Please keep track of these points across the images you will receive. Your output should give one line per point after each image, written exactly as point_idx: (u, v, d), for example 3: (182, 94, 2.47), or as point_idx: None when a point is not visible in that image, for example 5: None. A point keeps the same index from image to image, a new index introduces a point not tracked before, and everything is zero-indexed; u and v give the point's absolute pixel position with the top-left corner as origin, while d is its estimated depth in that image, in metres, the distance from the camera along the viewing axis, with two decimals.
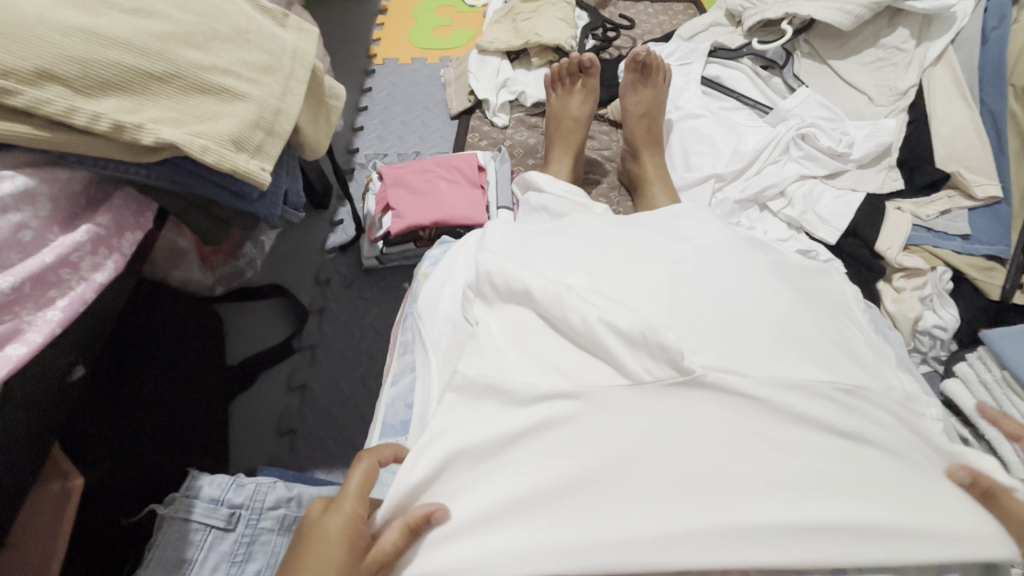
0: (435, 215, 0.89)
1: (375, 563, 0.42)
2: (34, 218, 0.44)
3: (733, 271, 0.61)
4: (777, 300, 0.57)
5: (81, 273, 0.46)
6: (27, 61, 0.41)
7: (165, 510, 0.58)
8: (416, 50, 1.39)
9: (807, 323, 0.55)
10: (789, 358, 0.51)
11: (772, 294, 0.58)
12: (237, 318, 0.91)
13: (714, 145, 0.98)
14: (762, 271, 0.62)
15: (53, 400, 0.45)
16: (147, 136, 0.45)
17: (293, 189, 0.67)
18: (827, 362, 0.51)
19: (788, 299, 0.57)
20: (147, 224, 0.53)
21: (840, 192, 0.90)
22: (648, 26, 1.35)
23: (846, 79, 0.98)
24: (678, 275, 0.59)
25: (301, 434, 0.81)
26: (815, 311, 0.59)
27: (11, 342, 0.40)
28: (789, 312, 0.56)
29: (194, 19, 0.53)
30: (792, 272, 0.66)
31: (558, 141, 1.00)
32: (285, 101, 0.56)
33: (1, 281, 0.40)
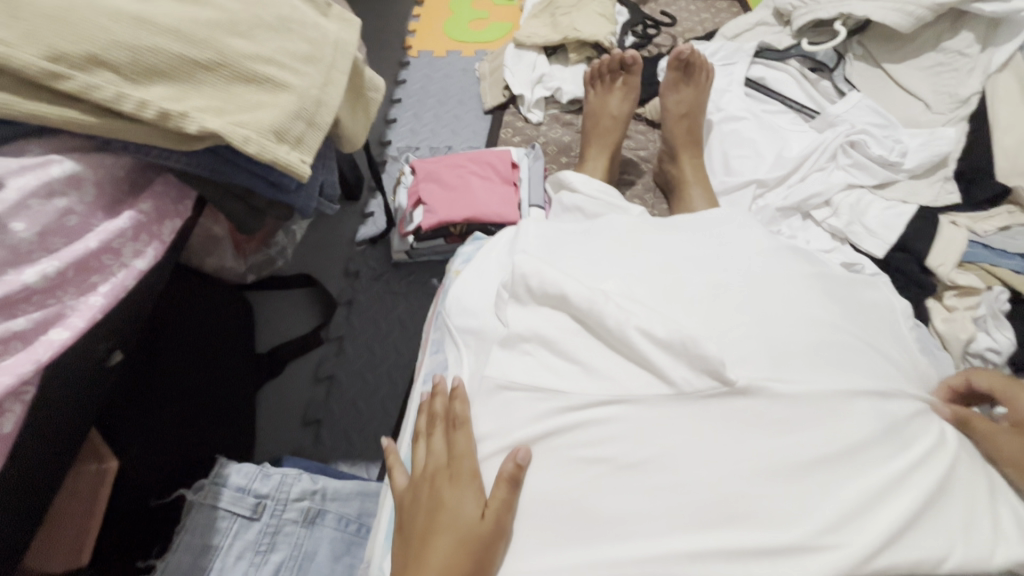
0: (467, 211, 0.88)
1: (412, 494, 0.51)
2: (80, 203, 0.44)
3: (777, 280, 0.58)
4: (826, 316, 0.54)
5: (122, 260, 0.46)
6: (78, 46, 0.41)
7: (194, 496, 0.58)
8: (451, 43, 1.38)
9: (856, 342, 0.53)
10: (838, 378, 0.48)
11: (820, 307, 0.55)
12: (267, 306, 0.92)
13: (757, 149, 0.95)
14: (808, 282, 0.60)
15: (92, 382, 0.46)
16: (191, 124, 0.45)
17: (329, 181, 0.67)
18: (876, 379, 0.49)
19: (833, 314, 0.55)
20: (186, 211, 0.53)
21: (889, 203, 0.85)
22: (689, 23, 1.32)
23: (901, 84, 0.94)
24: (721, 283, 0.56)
25: (326, 426, 0.81)
26: (864, 329, 0.57)
27: (53, 327, 0.41)
28: (836, 327, 0.53)
29: (240, 7, 0.52)
30: (840, 286, 0.63)
31: (594, 139, 0.98)
32: (326, 91, 0.56)
33: (46, 266, 0.40)
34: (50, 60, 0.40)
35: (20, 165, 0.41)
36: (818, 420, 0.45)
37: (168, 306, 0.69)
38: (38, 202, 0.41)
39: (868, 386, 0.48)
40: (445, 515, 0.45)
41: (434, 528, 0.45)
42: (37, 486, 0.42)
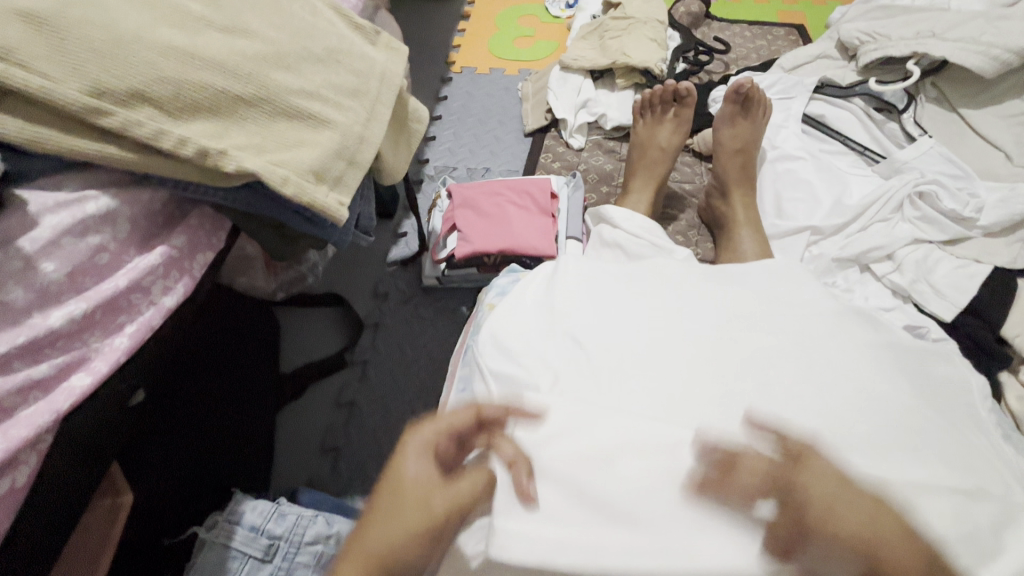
0: (503, 242, 0.86)
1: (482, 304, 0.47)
2: (113, 240, 0.43)
3: (840, 355, 0.55)
4: (893, 398, 0.51)
5: (151, 298, 0.45)
6: (122, 81, 0.40)
7: (207, 534, 0.57)
8: (495, 60, 1.36)
9: (925, 427, 0.50)
10: (906, 470, 0.46)
11: (887, 388, 0.52)
12: (293, 325, 0.91)
13: (812, 192, 0.90)
14: (867, 355, 0.55)
15: (113, 421, 0.44)
16: (229, 163, 0.43)
17: (365, 212, 0.65)
18: (948, 475, 0.47)
19: (889, 395, 0.51)
20: (218, 244, 0.52)
21: (960, 262, 0.79)
22: (743, 51, 1.27)
23: (978, 132, 0.87)
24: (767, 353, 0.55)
25: (344, 455, 0.79)
26: (934, 409, 0.53)
27: (76, 372, 0.39)
28: (886, 409, 0.50)
29: (289, 38, 0.51)
30: (911, 356, 0.58)
31: (639, 170, 0.94)
32: (369, 127, 0.53)
33: (74, 308, 0.39)
34: (92, 94, 0.39)
35: (56, 201, 0.40)
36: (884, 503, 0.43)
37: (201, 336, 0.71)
38: (71, 240, 0.40)
39: (939, 485, 0.45)
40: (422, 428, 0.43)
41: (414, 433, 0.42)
42: (59, 527, 0.41)
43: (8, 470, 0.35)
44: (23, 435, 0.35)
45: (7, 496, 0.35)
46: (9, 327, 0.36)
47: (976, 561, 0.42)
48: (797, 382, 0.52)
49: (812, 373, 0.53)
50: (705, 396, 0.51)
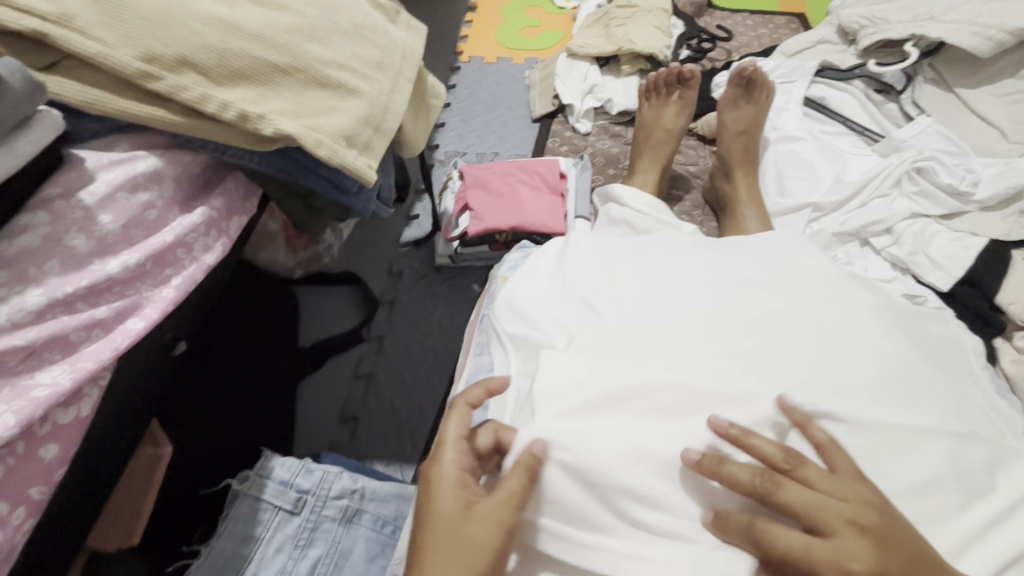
0: (515, 219, 0.89)
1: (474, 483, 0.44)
2: (160, 198, 0.46)
3: (841, 312, 0.58)
4: (890, 352, 0.54)
5: (193, 254, 0.48)
6: (171, 48, 0.43)
7: (239, 486, 0.59)
8: (503, 49, 1.39)
9: (923, 378, 0.53)
10: (903, 414, 0.49)
11: (886, 342, 0.55)
12: (310, 302, 0.94)
13: (813, 170, 0.93)
14: (867, 314, 0.58)
15: (157, 368, 0.47)
16: (267, 126, 0.46)
17: (386, 185, 0.68)
18: (945, 419, 0.50)
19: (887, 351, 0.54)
20: (251, 208, 0.55)
21: (957, 235, 0.81)
22: (746, 38, 1.30)
23: (974, 111, 0.89)
24: (773, 312, 0.57)
25: (363, 424, 0.82)
26: (931, 364, 0.56)
27: (131, 316, 0.42)
28: (884, 363, 0.53)
29: (319, 13, 0.53)
30: (908, 316, 0.61)
31: (645, 151, 0.97)
32: (393, 98, 0.56)
33: (128, 257, 0.42)
34: (144, 60, 0.42)
35: (109, 160, 0.43)
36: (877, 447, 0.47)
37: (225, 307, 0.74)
38: (123, 195, 0.43)
39: (937, 429, 0.48)
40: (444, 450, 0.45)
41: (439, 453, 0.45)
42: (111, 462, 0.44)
43: (74, 401, 0.39)
44: (89, 368, 0.38)
45: (74, 423, 0.39)
46: (71, 271, 0.39)
47: (971, 497, 0.45)
48: (801, 336, 0.55)
49: (812, 328, 0.55)
50: (712, 349, 0.54)
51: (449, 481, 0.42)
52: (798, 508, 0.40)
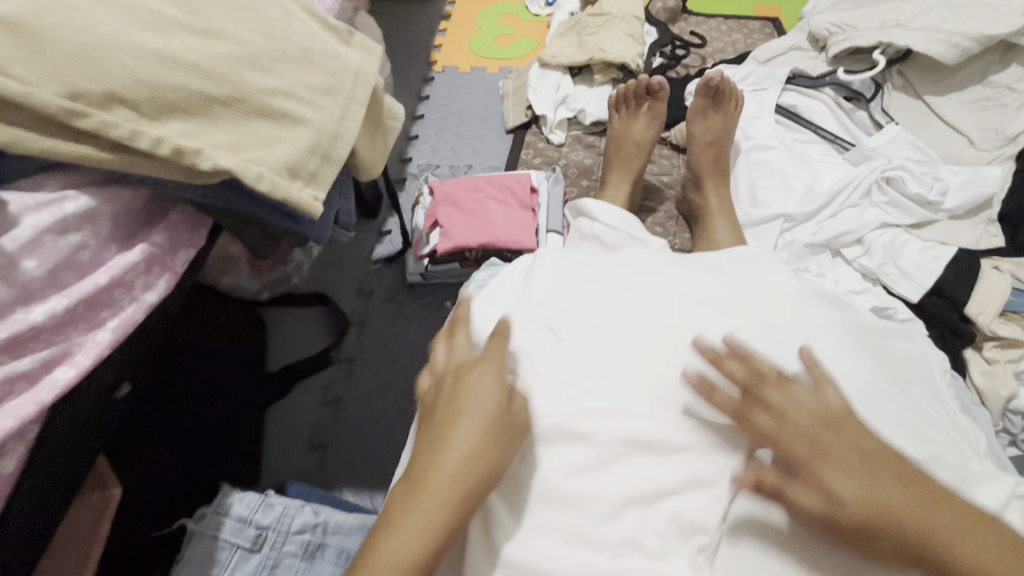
0: (484, 237, 0.87)
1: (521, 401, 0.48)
2: (94, 237, 0.44)
3: (805, 332, 0.57)
4: (854, 373, 0.53)
5: (133, 293, 0.46)
6: (98, 83, 0.41)
7: (195, 525, 0.58)
8: (477, 59, 1.38)
9: (885, 399, 0.52)
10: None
11: (849, 362, 0.54)
12: (277, 323, 0.92)
13: (785, 180, 0.92)
14: (830, 333, 0.57)
15: (99, 413, 0.45)
16: (205, 161, 0.44)
17: (344, 209, 0.66)
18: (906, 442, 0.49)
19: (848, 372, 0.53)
20: (200, 240, 0.53)
21: (926, 244, 0.81)
22: (720, 44, 1.29)
23: (943, 118, 0.89)
24: (735, 332, 0.56)
25: (332, 450, 0.81)
26: (894, 382, 0.55)
27: (60, 365, 0.40)
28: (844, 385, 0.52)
29: (262, 39, 0.52)
30: (874, 332, 0.60)
31: (616, 164, 0.96)
32: (343, 124, 0.55)
33: (55, 304, 0.40)
34: (69, 97, 0.40)
35: (37, 201, 0.42)
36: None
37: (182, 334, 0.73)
38: (51, 238, 0.41)
39: None
40: (484, 375, 0.46)
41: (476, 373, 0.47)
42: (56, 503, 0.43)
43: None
44: (7, 426, 0.36)
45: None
46: None
47: None
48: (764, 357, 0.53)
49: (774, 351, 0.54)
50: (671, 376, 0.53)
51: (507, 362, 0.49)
52: (781, 407, 0.45)
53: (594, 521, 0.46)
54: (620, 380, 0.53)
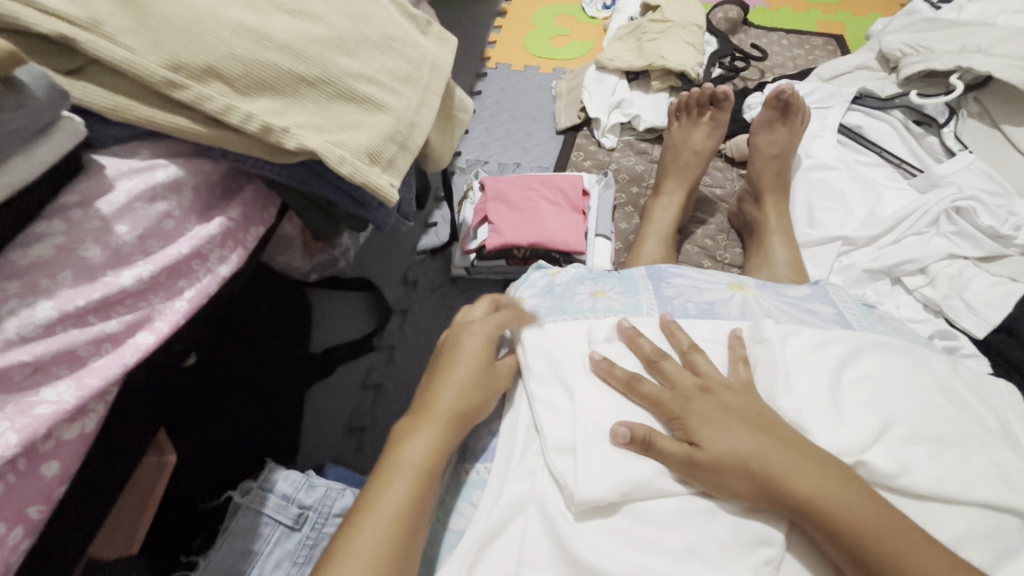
0: (533, 236, 0.87)
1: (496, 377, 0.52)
2: (178, 208, 0.45)
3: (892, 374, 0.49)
4: (939, 409, 0.47)
5: (208, 265, 0.47)
6: (197, 56, 0.42)
7: (241, 499, 0.59)
8: (530, 57, 1.37)
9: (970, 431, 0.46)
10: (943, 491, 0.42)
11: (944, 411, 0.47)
12: (324, 306, 0.93)
13: (846, 203, 0.90)
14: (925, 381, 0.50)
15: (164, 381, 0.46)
16: (290, 140, 0.44)
17: (406, 198, 0.67)
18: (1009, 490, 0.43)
19: (944, 419, 0.46)
20: (269, 219, 0.54)
21: (995, 279, 0.78)
22: (780, 58, 1.26)
23: (1021, 150, 0.86)
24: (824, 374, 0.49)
25: (370, 434, 0.81)
26: (963, 396, 0.50)
27: (141, 330, 0.41)
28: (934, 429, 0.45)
29: (348, 23, 0.52)
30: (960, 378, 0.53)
31: (672, 172, 0.94)
32: (420, 114, 0.55)
33: (141, 270, 0.41)
34: (169, 68, 0.41)
35: (130, 168, 0.43)
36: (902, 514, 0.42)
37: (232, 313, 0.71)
38: (142, 205, 0.43)
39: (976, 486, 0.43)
40: (444, 388, 0.49)
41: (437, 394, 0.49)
42: (143, 442, 0.45)
43: (79, 416, 0.37)
44: (95, 385, 0.37)
45: (77, 439, 0.37)
46: (85, 283, 0.38)
47: (999, 553, 0.41)
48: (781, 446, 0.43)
49: (865, 386, 0.48)
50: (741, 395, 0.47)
51: (473, 345, 0.52)
52: None
53: (652, 525, 0.43)
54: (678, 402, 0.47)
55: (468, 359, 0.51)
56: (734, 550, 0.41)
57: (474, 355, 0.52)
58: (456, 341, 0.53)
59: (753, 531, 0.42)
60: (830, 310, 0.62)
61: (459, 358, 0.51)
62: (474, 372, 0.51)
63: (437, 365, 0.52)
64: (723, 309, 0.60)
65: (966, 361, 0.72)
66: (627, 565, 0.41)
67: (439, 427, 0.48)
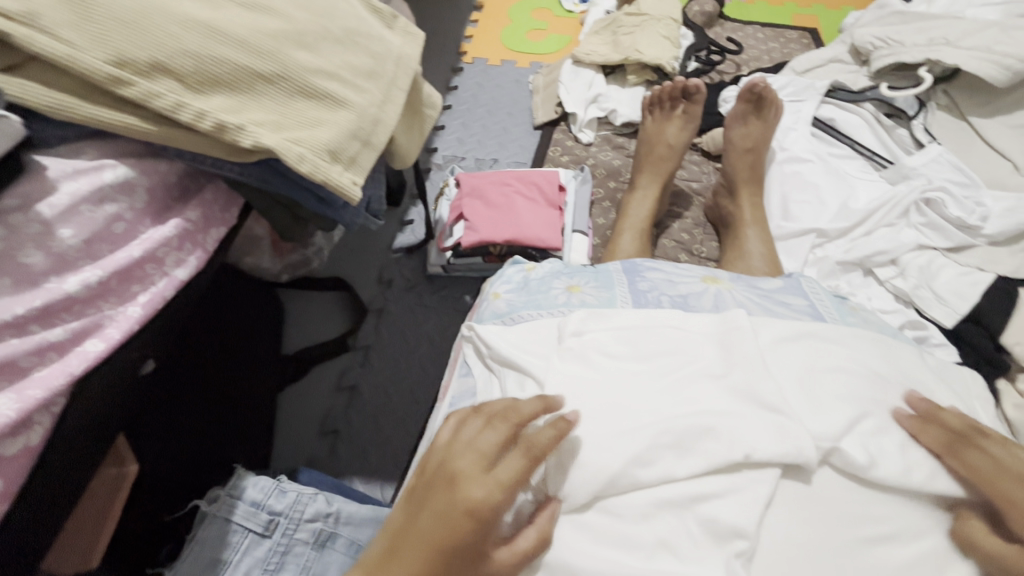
0: (509, 233, 0.86)
1: (495, 493, 0.38)
2: (129, 210, 0.43)
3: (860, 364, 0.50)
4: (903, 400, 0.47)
5: (164, 269, 0.45)
6: (145, 52, 0.40)
7: (208, 507, 0.57)
8: (507, 52, 1.36)
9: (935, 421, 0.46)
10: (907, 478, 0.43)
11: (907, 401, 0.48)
12: (297, 307, 0.92)
13: (819, 195, 0.90)
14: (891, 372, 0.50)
15: (123, 391, 0.44)
16: (246, 139, 0.43)
17: (375, 196, 0.66)
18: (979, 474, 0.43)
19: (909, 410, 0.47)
20: (231, 220, 0.52)
21: (963, 269, 0.79)
22: (756, 52, 1.27)
23: (988, 142, 0.87)
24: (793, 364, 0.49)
25: (345, 436, 0.80)
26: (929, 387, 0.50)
27: (90, 337, 0.39)
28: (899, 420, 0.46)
29: (308, 16, 0.51)
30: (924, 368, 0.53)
31: (647, 166, 0.94)
32: (384, 110, 0.54)
33: (88, 275, 0.40)
34: (114, 64, 0.39)
35: (76, 168, 0.41)
36: (864, 499, 0.42)
37: (197, 314, 0.69)
38: (88, 207, 0.41)
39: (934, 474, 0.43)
40: (423, 510, 0.39)
41: (416, 515, 0.39)
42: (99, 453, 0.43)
43: (23, 430, 0.36)
44: (37, 397, 0.35)
45: (21, 455, 0.36)
46: (25, 290, 0.37)
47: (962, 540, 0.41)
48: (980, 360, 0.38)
49: (841, 376, 0.47)
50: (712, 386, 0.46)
51: (466, 445, 0.42)
52: None
53: (626, 521, 0.41)
54: (649, 393, 0.46)
55: (460, 462, 0.41)
56: (708, 547, 0.40)
57: (466, 459, 0.41)
58: (449, 459, 0.42)
59: (726, 525, 0.40)
60: (800, 302, 0.62)
61: (453, 463, 0.41)
62: (462, 480, 0.39)
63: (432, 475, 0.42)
64: (696, 302, 0.60)
65: (934, 350, 0.74)
66: (595, 560, 0.40)
67: (416, 551, 0.38)
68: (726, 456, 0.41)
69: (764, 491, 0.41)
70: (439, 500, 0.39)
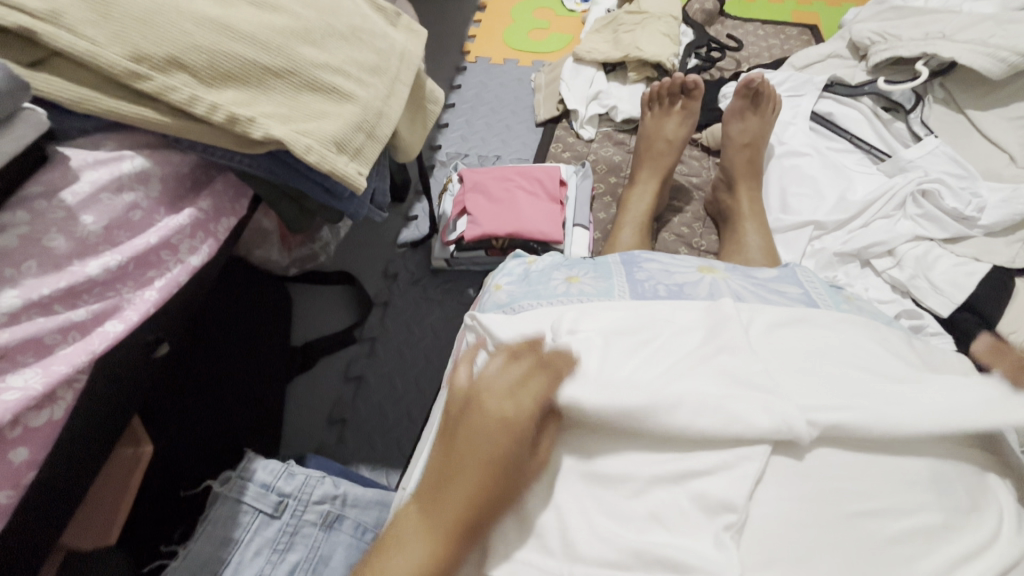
0: (511, 226, 0.88)
1: (530, 420, 0.39)
2: (145, 199, 0.46)
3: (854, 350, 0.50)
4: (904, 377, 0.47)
5: (178, 256, 0.47)
6: (161, 47, 0.43)
7: (220, 487, 0.59)
8: (510, 51, 1.38)
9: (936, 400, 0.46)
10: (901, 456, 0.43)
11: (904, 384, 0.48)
12: (304, 299, 0.94)
13: (817, 188, 0.91)
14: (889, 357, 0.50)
15: (138, 371, 0.46)
16: (256, 130, 0.45)
17: (379, 189, 0.68)
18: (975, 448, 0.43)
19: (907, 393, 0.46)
20: (240, 210, 0.55)
21: (959, 260, 0.80)
22: (756, 49, 1.28)
23: (984, 134, 0.88)
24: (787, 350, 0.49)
25: (351, 426, 0.82)
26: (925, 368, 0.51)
27: (109, 318, 0.42)
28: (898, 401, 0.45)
29: (315, 14, 0.53)
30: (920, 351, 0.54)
31: (647, 160, 0.95)
32: (388, 103, 0.56)
33: (109, 259, 0.42)
34: (132, 59, 0.42)
35: (96, 159, 0.43)
36: (864, 475, 0.41)
37: (207, 303, 0.71)
38: (107, 195, 0.43)
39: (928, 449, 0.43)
40: (467, 451, 0.37)
41: (460, 462, 0.37)
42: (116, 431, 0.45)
43: (47, 403, 0.38)
44: (61, 372, 0.37)
45: (46, 426, 0.38)
46: (49, 272, 0.39)
47: (952, 515, 0.41)
48: None
49: (832, 360, 0.48)
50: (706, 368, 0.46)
51: (494, 389, 0.40)
52: None
53: (621, 496, 0.41)
54: (642, 373, 0.47)
55: (488, 410, 0.39)
56: (698, 519, 0.40)
57: (498, 395, 0.40)
58: (474, 408, 0.39)
59: (716, 497, 0.40)
60: (796, 292, 0.63)
61: (484, 404, 0.39)
62: (500, 419, 0.38)
63: (453, 423, 0.40)
64: (692, 290, 0.62)
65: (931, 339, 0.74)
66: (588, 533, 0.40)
67: (469, 492, 0.36)
68: (717, 435, 0.41)
69: (755, 468, 0.40)
70: (482, 441, 0.37)
